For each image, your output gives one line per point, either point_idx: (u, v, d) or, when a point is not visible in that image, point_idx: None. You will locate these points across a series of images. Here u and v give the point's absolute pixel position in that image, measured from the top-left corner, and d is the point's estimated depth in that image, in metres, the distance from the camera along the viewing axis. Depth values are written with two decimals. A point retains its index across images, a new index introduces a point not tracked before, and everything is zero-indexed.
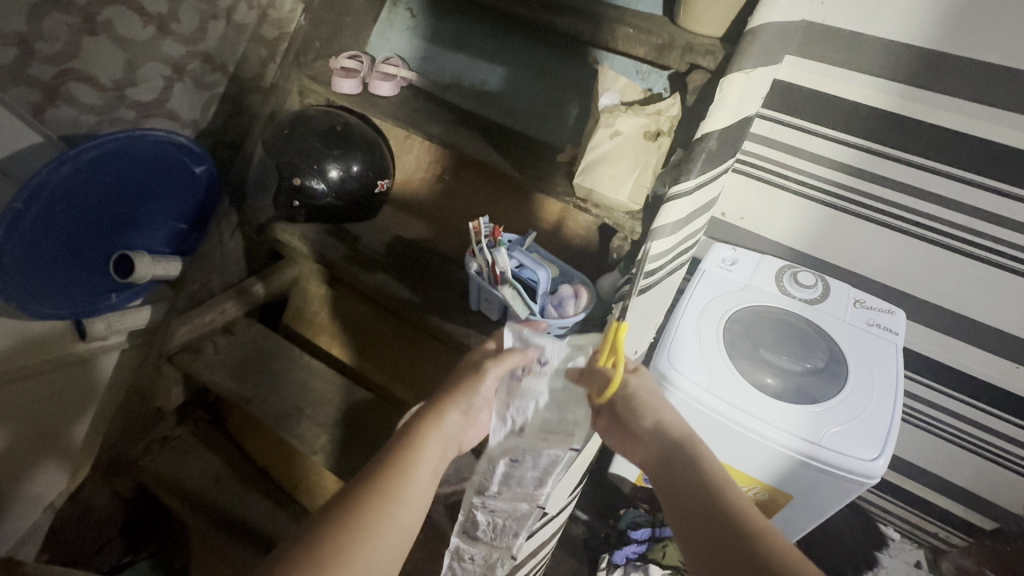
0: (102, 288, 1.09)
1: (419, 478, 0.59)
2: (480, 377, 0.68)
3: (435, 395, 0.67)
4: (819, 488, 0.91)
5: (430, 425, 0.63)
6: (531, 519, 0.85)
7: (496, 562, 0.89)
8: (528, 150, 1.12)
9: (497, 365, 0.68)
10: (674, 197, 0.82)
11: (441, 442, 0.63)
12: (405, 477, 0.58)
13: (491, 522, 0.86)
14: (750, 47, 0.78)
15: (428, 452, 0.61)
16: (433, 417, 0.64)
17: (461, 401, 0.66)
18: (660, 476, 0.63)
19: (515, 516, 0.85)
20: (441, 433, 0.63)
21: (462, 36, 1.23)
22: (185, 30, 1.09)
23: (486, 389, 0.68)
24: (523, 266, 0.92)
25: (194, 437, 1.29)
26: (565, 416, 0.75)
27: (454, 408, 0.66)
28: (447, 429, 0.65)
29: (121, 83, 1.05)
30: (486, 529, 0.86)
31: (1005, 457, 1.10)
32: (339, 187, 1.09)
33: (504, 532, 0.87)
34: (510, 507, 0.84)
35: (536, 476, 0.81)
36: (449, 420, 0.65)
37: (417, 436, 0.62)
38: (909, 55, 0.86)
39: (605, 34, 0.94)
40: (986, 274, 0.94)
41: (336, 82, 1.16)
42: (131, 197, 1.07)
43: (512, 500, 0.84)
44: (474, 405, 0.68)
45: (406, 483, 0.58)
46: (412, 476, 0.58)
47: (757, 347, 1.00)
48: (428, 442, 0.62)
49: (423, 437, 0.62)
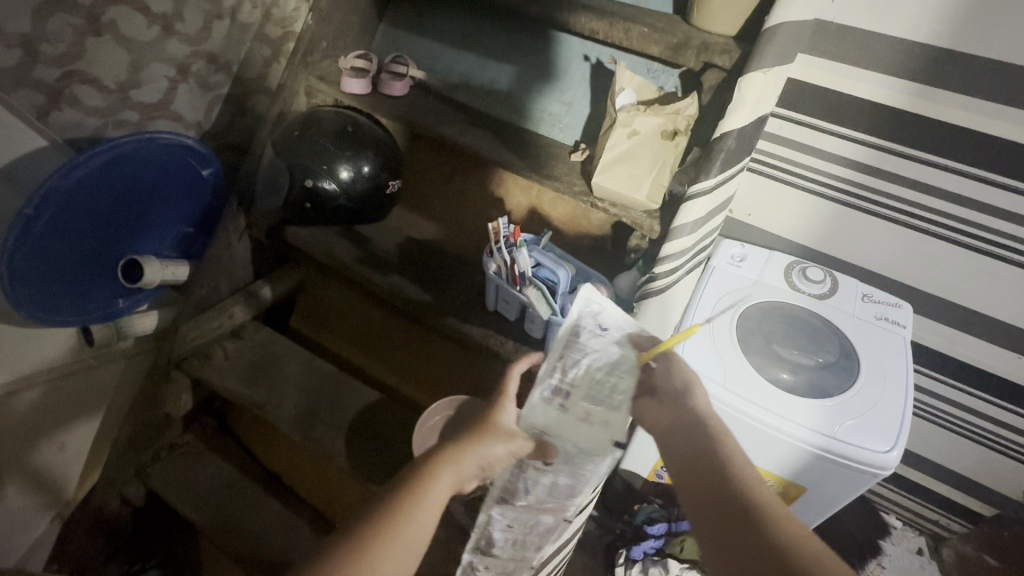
0: (110, 294, 1.08)
1: (419, 523, 0.58)
2: (501, 440, 0.65)
3: (453, 441, 0.64)
4: (834, 480, 0.92)
5: (442, 472, 0.61)
6: (558, 531, 0.81)
7: (514, 573, 0.85)
8: (538, 148, 1.12)
9: (519, 438, 0.66)
10: (694, 196, 0.84)
11: (450, 491, 0.61)
12: (406, 520, 0.57)
13: (508, 538, 0.79)
14: (767, 46, 0.79)
15: (433, 499, 0.60)
16: (447, 464, 0.61)
17: (480, 458, 0.63)
18: (681, 445, 0.66)
19: (538, 529, 0.79)
20: (452, 480, 0.61)
21: (470, 35, 1.22)
22: (189, 30, 1.07)
23: (505, 452, 0.65)
24: (540, 265, 0.93)
25: (202, 443, 1.28)
26: (612, 385, 0.68)
27: (472, 462, 0.63)
28: (461, 476, 0.62)
29: (125, 85, 1.03)
30: (503, 546, 0.80)
31: (1005, 445, 1.12)
32: (350, 188, 1.09)
33: (523, 546, 0.82)
34: (531, 520, 0.78)
35: (569, 490, 0.72)
36: (464, 472, 0.62)
37: (427, 480, 0.60)
38: (919, 53, 0.87)
39: (620, 33, 0.94)
40: (991, 268, 0.97)
41: (345, 81, 1.15)
42: (139, 203, 1.06)
43: (537, 512, 0.76)
44: (491, 463, 0.65)
45: (408, 525, 0.57)
46: (414, 519, 0.58)
47: (770, 342, 1.00)
48: (437, 488, 0.60)
49: (433, 483, 0.60)
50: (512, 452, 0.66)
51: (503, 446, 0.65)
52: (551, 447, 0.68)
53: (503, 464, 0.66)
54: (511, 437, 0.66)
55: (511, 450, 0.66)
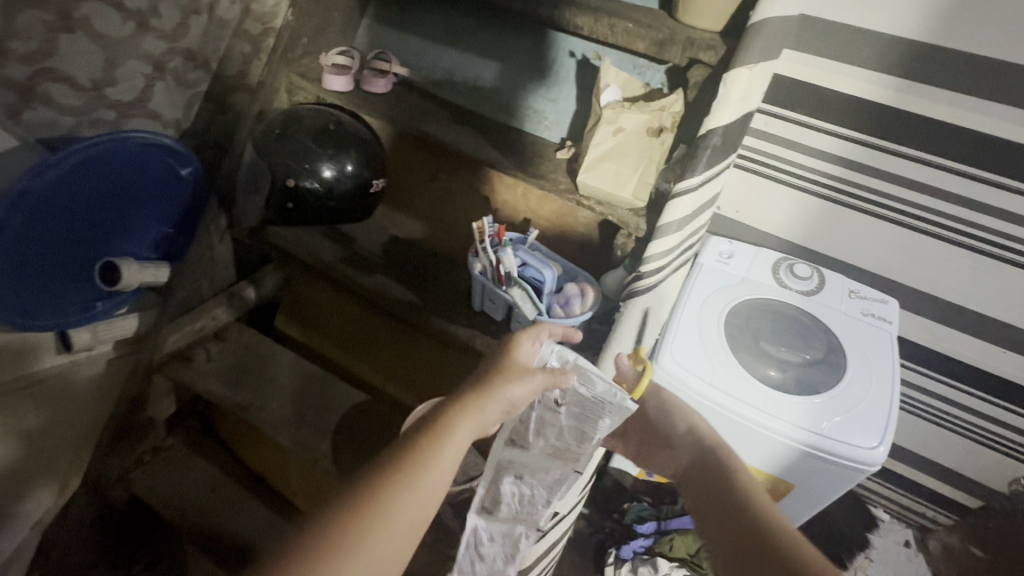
0: (86, 298, 1.05)
1: (441, 466, 0.56)
2: (523, 380, 0.65)
3: (475, 383, 0.64)
4: (821, 476, 0.92)
5: (464, 415, 0.60)
6: (568, 485, 0.82)
7: (521, 537, 0.83)
8: (523, 146, 1.11)
9: (540, 376, 0.66)
10: (680, 194, 0.83)
11: (471, 435, 0.60)
12: (427, 463, 0.56)
13: (516, 491, 0.81)
14: (753, 42, 0.78)
15: (456, 442, 0.58)
16: (466, 408, 0.60)
17: (503, 400, 0.63)
18: (685, 468, 0.75)
19: (548, 480, 0.81)
20: (473, 423, 0.60)
21: (454, 32, 1.21)
22: (165, 26, 1.03)
23: (527, 392, 0.65)
24: (527, 264, 0.91)
25: (185, 447, 1.27)
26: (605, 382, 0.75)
27: (494, 404, 0.62)
28: (481, 420, 0.61)
29: (100, 82, 0.99)
30: (510, 502, 0.81)
31: (991, 438, 1.13)
32: (333, 186, 1.07)
33: (531, 503, 0.82)
34: (540, 469, 0.81)
35: (578, 435, 0.77)
36: (487, 415, 0.62)
37: (447, 423, 0.59)
38: (905, 48, 0.87)
39: (604, 28, 0.92)
40: (976, 263, 0.97)
41: (326, 79, 1.13)
42: (114, 204, 1.03)
43: (543, 458, 0.80)
44: (514, 405, 0.64)
45: (427, 470, 0.55)
46: (435, 463, 0.56)
47: (757, 340, 1.00)
48: (459, 432, 0.59)
49: (455, 425, 0.59)
50: (534, 391, 0.66)
51: (523, 388, 0.64)
52: (568, 373, 0.69)
53: (525, 406, 0.66)
54: (533, 377, 0.66)
55: (533, 389, 0.65)
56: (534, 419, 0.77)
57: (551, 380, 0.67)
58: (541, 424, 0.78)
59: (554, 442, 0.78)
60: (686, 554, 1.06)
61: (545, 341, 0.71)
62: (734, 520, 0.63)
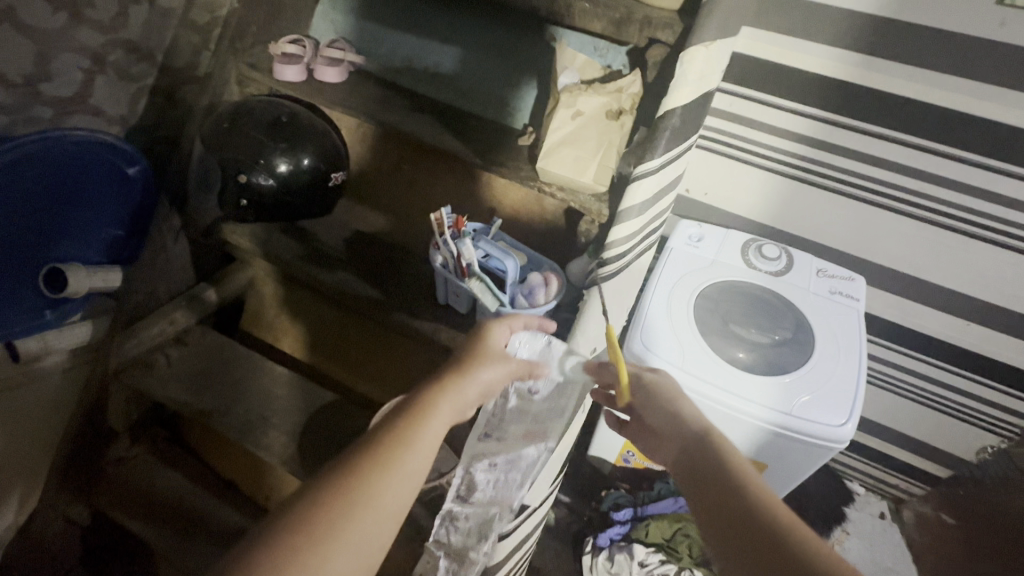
0: (33, 306, 1.02)
1: (422, 450, 0.51)
2: (499, 362, 0.62)
3: (452, 366, 0.60)
4: (792, 455, 0.92)
5: (444, 397, 0.55)
6: (538, 467, 0.82)
7: (498, 520, 0.83)
8: (484, 133, 1.08)
9: (518, 363, 0.63)
10: (641, 177, 0.82)
11: (451, 419, 0.56)
12: (407, 447, 0.50)
13: (490, 478, 0.81)
14: (709, 19, 0.76)
15: (436, 426, 0.53)
16: (444, 387, 0.56)
17: (480, 383, 0.59)
18: (685, 478, 0.58)
19: (520, 463, 0.81)
20: (454, 405, 0.56)
21: (411, 17, 1.17)
22: (102, 16, 0.98)
23: (503, 376, 0.62)
24: (489, 255, 0.89)
25: (152, 455, 1.23)
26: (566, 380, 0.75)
27: (472, 387, 0.58)
28: (460, 400, 0.57)
29: (32, 77, 0.94)
30: (484, 489, 0.81)
31: (959, 410, 1.13)
32: (289, 181, 1.03)
33: (507, 485, 0.82)
34: (513, 456, 0.80)
35: (556, 413, 0.78)
36: (466, 397, 0.57)
37: (427, 405, 0.54)
38: (863, 23, 0.86)
39: (560, 8, 0.89)
40: (939, 238, 0.97)
41: (278, 69, 1.09)
42: (56, 206, 1.02)
43: (519, 442, 0.80)
44: (491, 388, 0.61)
45: (408, 453, 0.50)
46: (416, 446, 0.51)
47: (727, 322, 1.00)
48: (439, 414, 0.54)
49: (436, 405, 0.54)
50: (510, 376, 0.63)
51: (499, 371, 0.61)
52: (538, 367, 0.67)
53: (501, 389, 0.63)
54: (509, 362, 0.63)
55: (508, 373, 0.62)
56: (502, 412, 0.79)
57: (529, 369, 0.67)
58: (512, 417, 0.79)
59: (525, 429, 0.79)
60: (662, 539, 1.05)
61: (518, 333, 0.69)
62: (770, 539, 0.49)
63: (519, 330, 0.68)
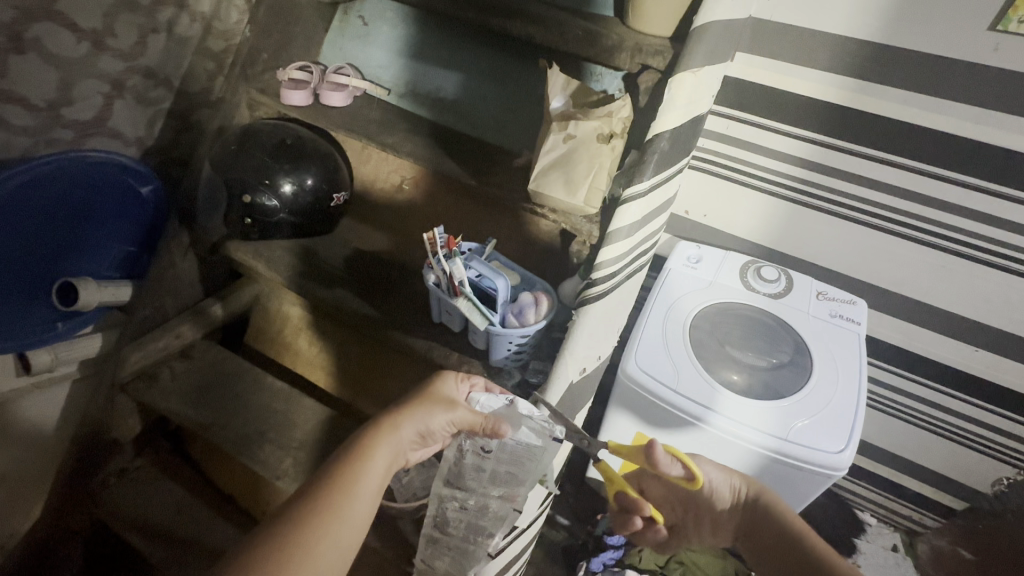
0: (45, 319, 1.07)
1: (364, 493, 0.58)
2: (443, 407, 0.67)
3: (392, 410, 0.66)
4: (791, 482, 0.89)
5: (381, 442, 0.62)
6: (511, 520, 0.83)
7: (471, 558, 0.86)
8: (484, 155, 1.10)
9: (464, 408, 0.68)
10: (630, 199, 0.82)
11: (390, 461, 0.62)
12: (347, 497, 0.57)
13: (461, 518, 0.85)
14: (697, 46, 0.77)
15: (375, 471, 0.60)
16: (385, 433, 0.62)
17: (418, 425, 0.65)
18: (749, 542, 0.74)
19: (493, 516, 0.83)
20: (392, 449, 0.62)
21: (415, 45, 1.22)
22: (122, 45, 1.03)
23: (447, 419, 0.67)
24: (481, 275, 0.91)
25: (154, 466, 1.25)
26: (523, 449, 0.74)
27: (410, 430, 0.64)
28: (398, 445, 0.63)
29: (55, 103, 0.98)
30: (457, 526, 0.86)
31: (970, 438, 1.09)
32: (292, 202, 1.07)
33: (478, 530, 0.85)
34: (481, 504, 0.82)
35: (513, 476, 0.78)
36: (403, 439, 0.64)
37: (367, 452, 0.60)
38: (856, 49, 0.87)
39: (555, 37, 0.91)
40: (942, 261, 0.95)
41: (285, 93, 1.13)
42: (71, 223, 1.07)
43: (486, 486, 0.80)
44: (433, 429, 0.67)
45: (348, 503, 0.56)
46: (359, 489, 0.58)
47: (724, 345, 1.00)
48: (378, 458, 0.61)
49: (373, 452, 0.61)
50: (454, 422, 0.68)
51: (441, 416, 0.67)
52: (502, 423, 0.68)
53: (444, 433, 0.68)
54: (451, 406, 0.68)
55: (452, 417, 0.68)
56: (467, 465, 0.78)
57: (491, 426, 0.67)
58: (476, 471, 0.79)
59: (489, 484, 0.79)
60: (656, 565, 1.06)
61: (475, 390, 0.73)
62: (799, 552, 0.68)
63: (476, 390, 0.72)
